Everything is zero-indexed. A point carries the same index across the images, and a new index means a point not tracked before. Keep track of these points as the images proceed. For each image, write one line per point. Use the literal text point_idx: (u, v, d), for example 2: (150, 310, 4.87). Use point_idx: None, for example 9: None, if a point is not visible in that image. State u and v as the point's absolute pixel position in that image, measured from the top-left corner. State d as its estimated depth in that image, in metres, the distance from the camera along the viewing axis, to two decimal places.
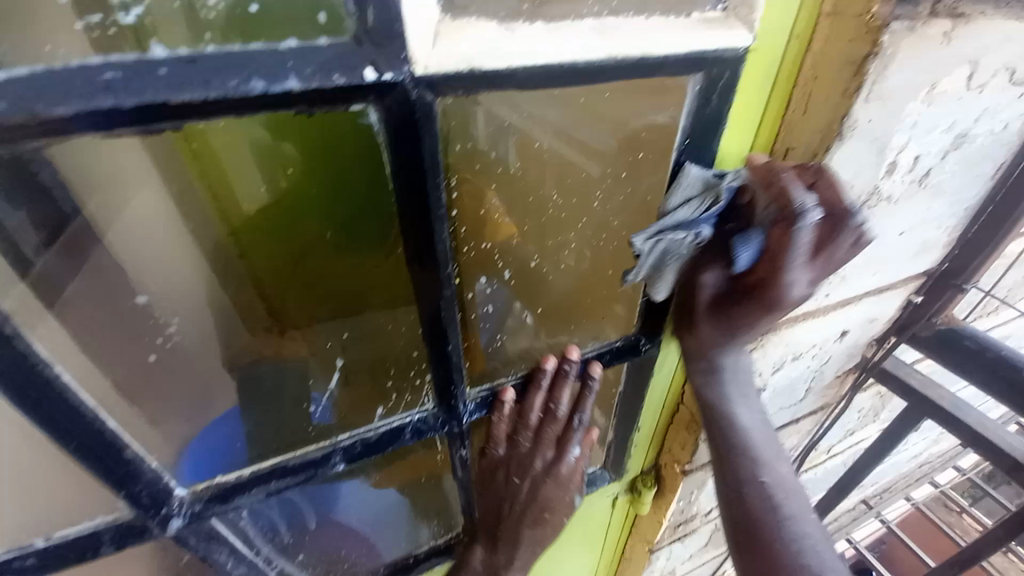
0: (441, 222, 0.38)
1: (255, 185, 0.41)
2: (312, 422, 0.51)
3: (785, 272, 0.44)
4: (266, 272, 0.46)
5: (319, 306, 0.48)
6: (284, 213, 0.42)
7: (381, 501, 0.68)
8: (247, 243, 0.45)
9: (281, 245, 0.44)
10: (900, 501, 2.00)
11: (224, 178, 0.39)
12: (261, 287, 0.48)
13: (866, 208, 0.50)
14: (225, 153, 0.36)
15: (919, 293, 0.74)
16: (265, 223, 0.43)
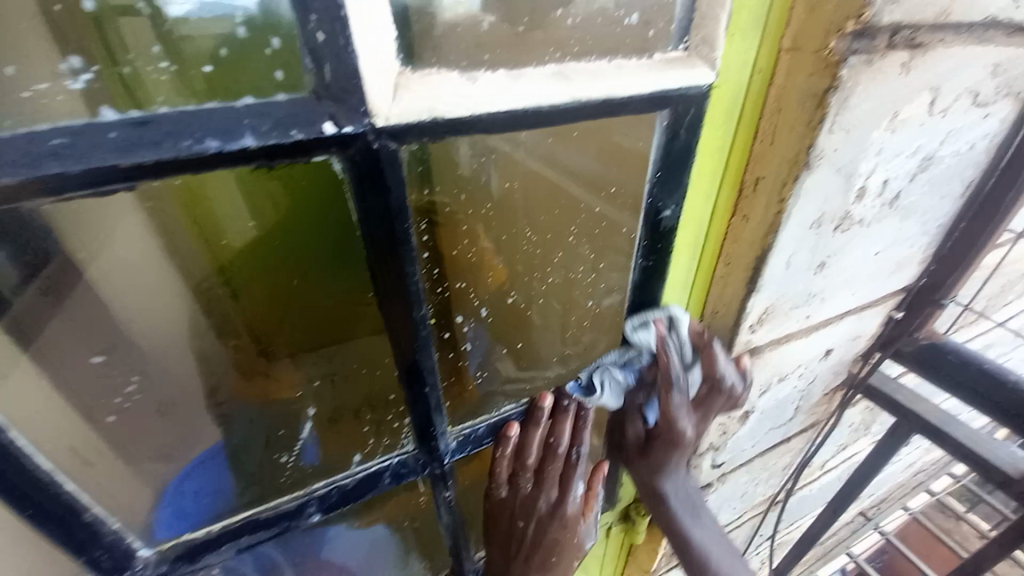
0: (413, 266, 0.38)
1: (241, 223, 0.37)
2: (302, 462, 0.49)
3: (675, 418, 0.55)
4: (258, 310, 0.42)
5: (308, 339, 0.45)
6: (278, 245, 0.39)
7: (368, 543, 0.66)
8: (239, 281, 0.40)
9: (275, 279, 0.41)
10: (898, 510, 1.99)
11: (214, 220, 0.35)
12: (255, 329, 0.43)
13: (840, 232, 0.51)
14: (217, 192, 0.33)
15: (900, 309, 0.74)
16: (251, 261, 0.39)
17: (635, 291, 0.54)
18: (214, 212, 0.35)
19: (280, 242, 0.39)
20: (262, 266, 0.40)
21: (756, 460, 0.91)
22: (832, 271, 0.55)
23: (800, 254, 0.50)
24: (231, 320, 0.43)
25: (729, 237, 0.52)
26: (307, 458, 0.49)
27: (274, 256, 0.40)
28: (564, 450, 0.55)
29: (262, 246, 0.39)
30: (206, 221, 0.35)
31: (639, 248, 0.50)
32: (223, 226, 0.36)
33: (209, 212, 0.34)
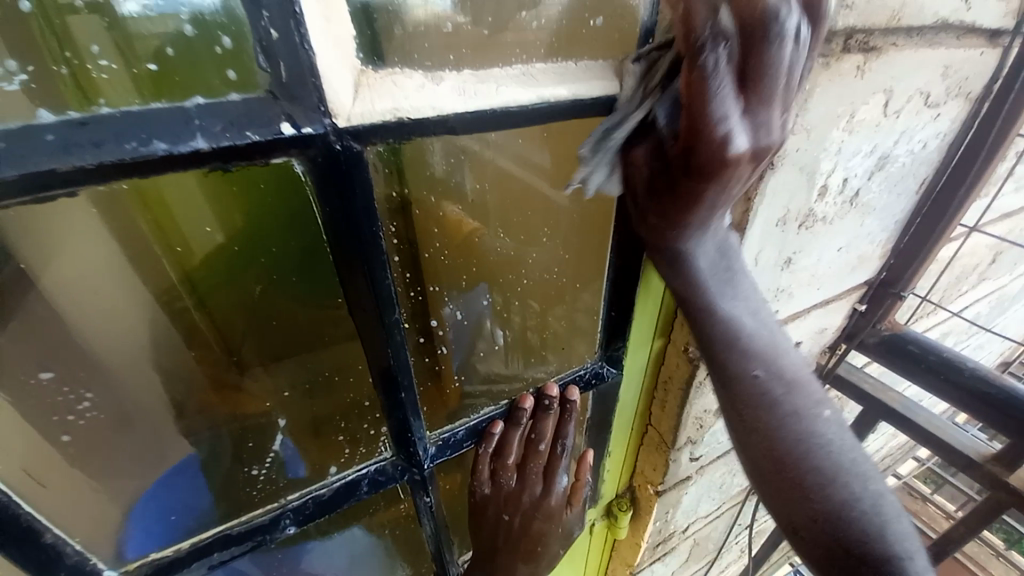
0: (383, 269, 0.37)
1: (209, 237, 0.37)
2: (283, 474, 0.48)
3: (712, 117, 0.32)
4: (224, 317, 0.42)
5: (279, 351, 0.44)
6: (244, 255, 0.38)
7: (350, 553, 0.65)
8: (203, 289, 0.40)
9: (241, 287, 0.40)
10: (869, 495, 2.06)
11: (174, 225, 0.35)
12: (222, 336, 0.42)
13: (804, 229, 0.52)
14: (176, 197, 0.32)
15: (863, 301, 0.77)
16: (215, 277, 0.39)
17: (612, 289, 0.54)
18: (174, 216, 0.34)
19: (246, 252, 0.38)
20: (226, 275, 0.39)
21: (732, 453, 0.92)
22: (798, 266, 0.56)
23: (767, 251, 0.51)
24: (196, 327, 0.42)
25: None
26: (295, 472, 0.48)
27: (239, 266, 0.39)
28: (545, 447, 0.59)
29: (227, 254, 0.38)
30: (166, 225, 0.35)
31: (613, 246, 0.51)
32: (184, 231, 0.36)
33: (169, 215, 0.34)
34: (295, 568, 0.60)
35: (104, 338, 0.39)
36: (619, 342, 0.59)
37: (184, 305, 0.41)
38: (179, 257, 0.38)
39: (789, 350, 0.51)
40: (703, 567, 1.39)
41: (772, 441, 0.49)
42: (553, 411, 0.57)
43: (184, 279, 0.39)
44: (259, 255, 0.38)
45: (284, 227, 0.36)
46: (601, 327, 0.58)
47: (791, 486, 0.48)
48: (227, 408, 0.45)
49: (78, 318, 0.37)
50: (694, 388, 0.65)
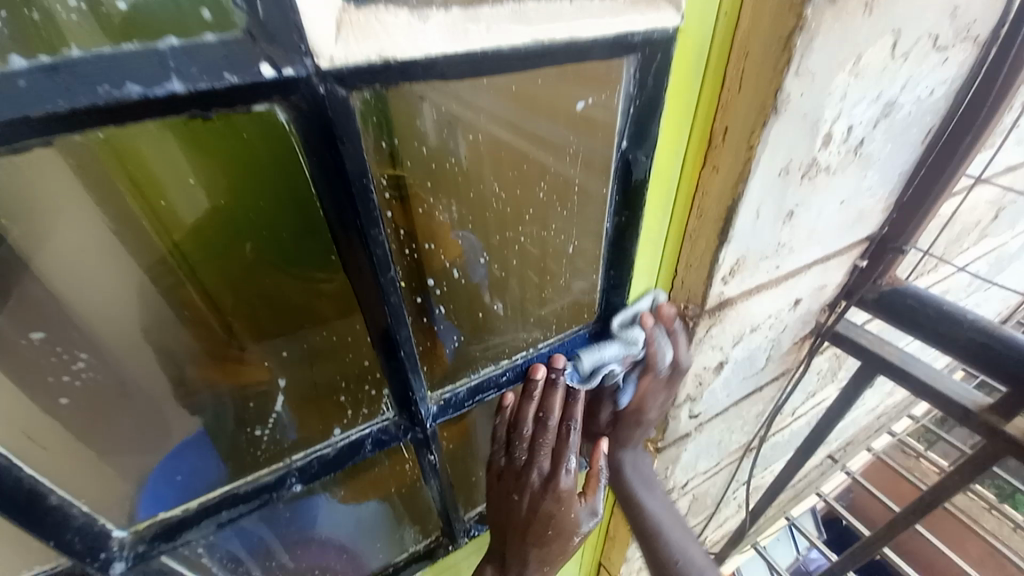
0: (376, 226, 0.36)
1: (196, 200, 0.35)
2: (285, 435, 0.49)
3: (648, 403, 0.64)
4: (217, 291, 0.40)
5: (278, 326, 0.44)
6: (235, 220, 0.37)
7: (360, 514, 0.67)
8: (195, 259, 0.38)
9: (232, 258, 0.39)
10: (864, 451, 2.11)
11: (154, 183, 0.33)
12: (218, 309, 0.41)
13: (807, 180, 0.51)
14: (154, 151, 0.31)
15: (863, 258, 0.77)
16: (205, 244, 0.37)
17: (609, 249, 0.53)
18: (153, 174, 0.33)
19: (238, 213, 0.37)
20: (217, 246, 0.38)
21: (730, 410, 0.94)
22: (800, 220, 0.56)
23: (769, 203, 0.50)
24: (191, 301, 0.40)
25: (699, 189, 0.51)
26: (288, 432, 0.49)
27: (229, 232, 0.37)
28: (555, 423, 0.57)
29: (216, 222, 0.37)
30: (146, 185, 0.33)
31: (611, 202, 0.49)
32: (170, 197, 0.34)
33: (146, 173, 0.32)
34: (305, 527, 0.62)
35: (105, 322, 0.38)
36: (617, 301, 0.59)
37: (177, 278, 0.38)
38: (167, 226, 0.36)
39: None
40: (701, 521, 1.44)
41: None
42: (560, 385, 0.57)
43: (174, 254, 0.37)
44: (252, 218, 0.37)
45: (282, 185, 0.36)
46: (599, 288, 0.58)
47: None
48: (224, 380, 0.44)
49: (78, 303, 0.36)
50: (695, 346, 0.63)
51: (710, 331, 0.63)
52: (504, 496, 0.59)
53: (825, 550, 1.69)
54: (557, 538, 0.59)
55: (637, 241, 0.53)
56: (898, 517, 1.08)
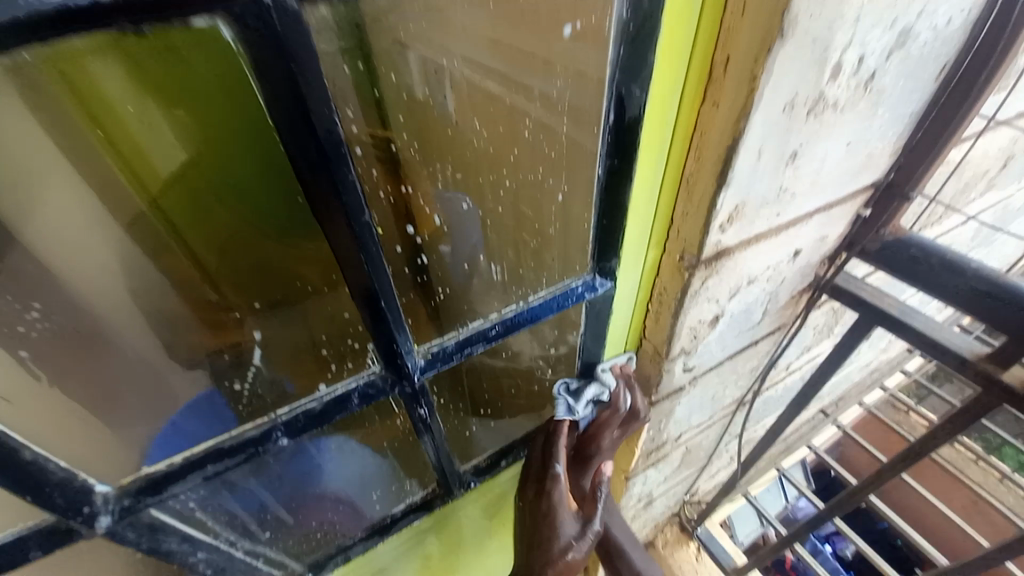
0: (344, 164, 0.34)
1: (164, 160, 0.45)
2: (284, 388, 0.51)
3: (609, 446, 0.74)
4: (201, 251, 0.51)
5: (259, 294, 0.53)
6: (202, 181, 0.48)
7: (362, 464, 0.69)
8: (175, 215, 0.49)
9: (214, 215, 0.50)
10: (856, 406, 2.15)
11: (138, 155, 0.44)
12: (199, 263, 0.51)
13: (812, 117, 0.48)
14: (145, 138, 0.43)
15: (867, 207, 0.74)
16: (179, 199, 0.48)
17: (603, 198, 0.50)
18: (132, 142, 0.43)
19: (204, 173, 0.47)
20: (191, 197, 0.48)
21: (724, 364, 0.94)
22: (803, 163, 0.53)
23: (772, 143, 0.47)
24: (174, 255, 0.51)
25: (698, 128, 0.48)
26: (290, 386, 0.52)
27: (201, 186, 0.48)
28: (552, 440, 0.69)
29: (185, 176, 0.47)
30: (131, 156, 0.44)
31: (604, 146, 0.46)
32: (146, 158, 0.44)
33: (130, 146, 0.43)
34: (298, 480, 0.63)
35: (96, 286, 0.48)
36: (611, 254, 0.56)
37: (162, 232, 0.50)
38: (147, 185, 0.46)
39: None
40: (693, 472, 1.48)
41: None
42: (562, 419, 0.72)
43: (154, 206, 0.48)
44: (206, 170, 0.47)
45: (233, 148, 0.45)
46: (591, 239, 0.55)
47: None
48: (217, 341, 0.53)
49: (66, 264, 0.45)
50: (689, 298, 0.62)
51: (705, 284, 0.61)
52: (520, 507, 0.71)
53: (813, 500, 1.75)
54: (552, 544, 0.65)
55: (632, 188, 0.50)
56: (888, 467, 1.09)
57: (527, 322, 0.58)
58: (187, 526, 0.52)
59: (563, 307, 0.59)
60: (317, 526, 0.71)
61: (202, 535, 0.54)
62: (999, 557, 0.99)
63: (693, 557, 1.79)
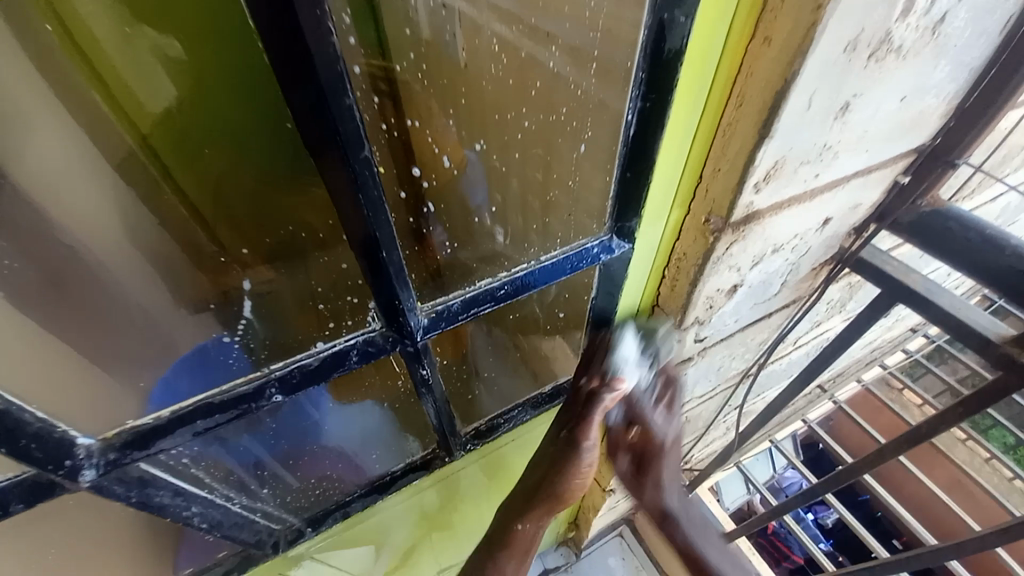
0: (340, 84, 0.30)
1: (153, 97, 0.40)
2: (296, 328, 0.48)
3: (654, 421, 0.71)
4: (196, 194, 0.45)
5: (252, 242, 0.47)
6: (194, 123, 0.42)
7: (364, 422, 0.67)
8: (166, 155, 0.43)
9: (205, 160, 0.44)
10: (852, 383, 2.14)
11: (123, 83, 0.39)
12: (192, 207, 0.46)
13: (872, 62, 0.43)
14: (131, 67, 0.38)
15: (907, 173, 0.71)
16: (172, 140, 0.42)
17: (629, 146, 0.46)
18: (115, 68, 0.38)
19: (196, 116, 0.42)
20: (188, 139, 0.43)
21: (735, 336, 0.91)
22: (852, 117, 0.48)
23: (825, 90, 0.42)
24: (169, 200, 0.45)
25: (744, 67, 0.42)
26: (286, 331, 0.48)
27: (200, 127, 0.42)
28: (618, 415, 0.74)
29: (181, 116, 0.42)
30: (116, 84, 0.39)
31: (635, 81, 0.41)
32: (134, 88, 0.39)
33: (113, 71, 0.38)
34: (296, 437, 0.61)
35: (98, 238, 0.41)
36: (631, 212, 0.52)
37: (155, 178, 0.44)
38: (135, 123, 0.41)
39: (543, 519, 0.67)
40: (690, 442, 1.49)
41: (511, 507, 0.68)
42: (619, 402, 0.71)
43: (144, 145, 0.42)
44: (201, 111, 0.41)
45: (223, 80, 0.39)
46: (612, 193, 0.51)
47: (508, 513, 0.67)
48: (208, 287, 0.48)
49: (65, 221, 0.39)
50: (711, 265, 0.58)
51: (729, 250, 0.57)
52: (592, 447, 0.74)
53: (804, 472, 1.77)
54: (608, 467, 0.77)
55: (663, 136, 0.45)
56: (889, 447, 1.07)
57: (538, 282, 0.55)
58: (180, 480, 0.51)
59: (578, 268, 0.56)
60: (316, 482, 0.70)
61: (198, 490, 0.53)
62: (992, 539, 0.98)
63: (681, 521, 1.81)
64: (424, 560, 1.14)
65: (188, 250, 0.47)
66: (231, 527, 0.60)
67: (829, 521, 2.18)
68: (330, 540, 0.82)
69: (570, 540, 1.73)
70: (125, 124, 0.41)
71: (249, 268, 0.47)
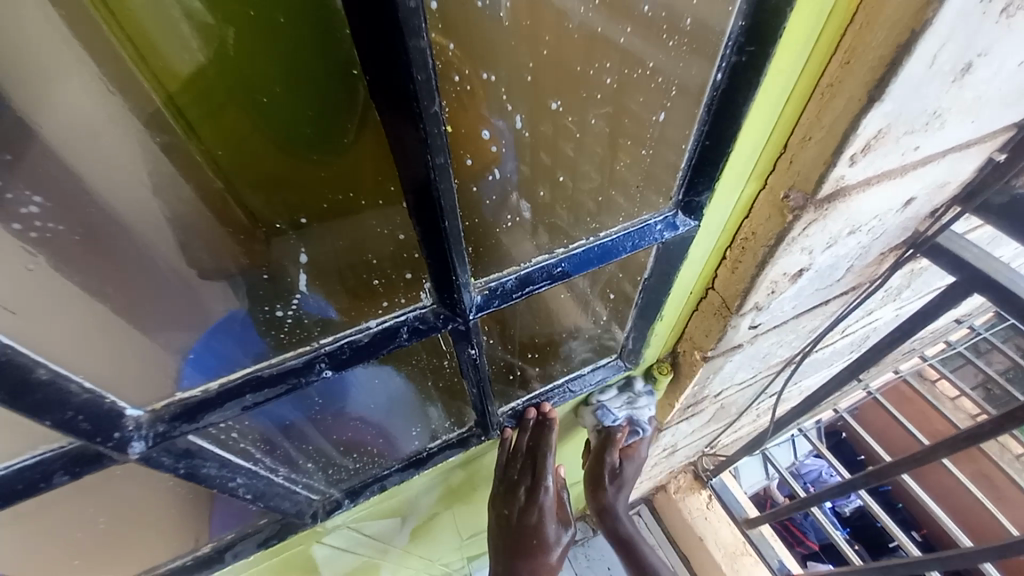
0: (411, 29, 0.27)
1: (177, 48, 0.32)
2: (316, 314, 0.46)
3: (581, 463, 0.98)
4: (224, 158, 0.38)
5: (307, 207, 0.41)
6: (231, 79, 0.34)
7: (402, 399, 0.65)
8: (192, 115, 0.35)
9: (241, 122, 0.37)
10: (890, 376, 2.05)
11: (144, 34, 0.31)
12: (222, 173, 0.39)
13: (1008, 14, 0.38)
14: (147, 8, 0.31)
15: (1004, 150, 0.64)
16: (201, 100, 0.35)
17: (712, 107, 0.43)
18: (137, 15, 0.31)
19: (231, 74, 0.34)
20: (215, 102, 0.35)
21: (787, 324, 0.86)
22: (971, 79, 0.43)
23: (952, 45, 0.38)
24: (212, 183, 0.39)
25: (860, 19, 0.39)
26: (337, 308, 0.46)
27: (233, 87, 0.35)
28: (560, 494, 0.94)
29: (212, 77, 0.34)
30: (142, 42, 0.32)
31: (733, 32, 0.39)
32: (157, 44, 0.32)
33: (133, 20, 0.31)
34: (339, 413, 0.61)
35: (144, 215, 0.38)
36: (701, 184, 0.50)
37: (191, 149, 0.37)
38: (161, 79, 0.33)
39: (507, 539, 0.86)
40: (718, 427, 1.45)
41: (496, 538, 0.87)
42: (535, 461, 0.80)
43: (172, 107, 0.35)
44: (238, 66, 0.34)
45: (274, 34, 0.33)
46: (687, 162, 0.48)
47: (500, 544, 0.87)
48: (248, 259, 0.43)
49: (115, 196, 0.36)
50: (783, 246, 0.54)
51: (806, 231, 0.53)
52: (525, 523, 0.85)
53: (833, 462, 1.72)
54: (536, 528, 0.85)
55: (755, 94, 0.43)
56: (939, 447, 1.00)
57: (596, 257, 0.52)
58: (226, 453, 0.50)
59: (637, 247, 0.53)
60: (355, 459, 0.69)
61: (243, 461, 0.53)
62: None
63: (703, 504, 1.78)
64: (447, 531, 1.14)
65: (230, 217, 0.41)
66: (274, 497, 0.60)
67: (847, 509, 2.10)
68: (364, 512, 0.82)
69: (588, 517, 1.72)
70: (149, 80, 0.33)
71: (297, 241, 0.43)
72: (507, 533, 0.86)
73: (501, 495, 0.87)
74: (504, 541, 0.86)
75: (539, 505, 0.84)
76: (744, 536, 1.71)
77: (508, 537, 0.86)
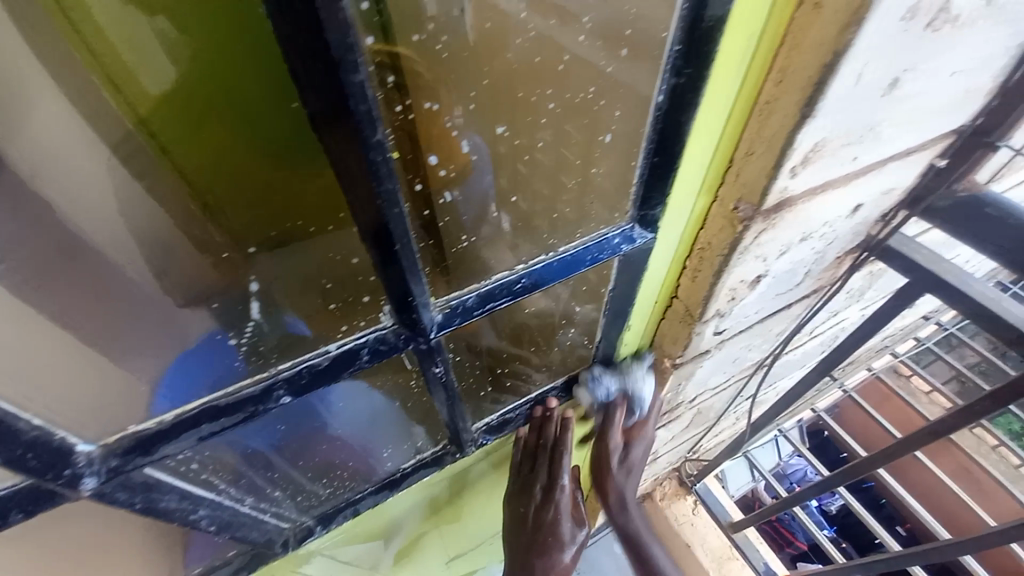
0: (349, 63, 0.28)
1: (151, 69, 0.33)
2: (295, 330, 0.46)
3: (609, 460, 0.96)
4: (202, 178, 0.38)
5: (258, 235, 0.41)
6: (207, 97, 0.35)
7: (374, 420, 0.64)
8: (167, 137, 0.36)
9: (220, 140, 0.37)
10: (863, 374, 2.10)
11: (117, 59, 0.32)
12: (197, 195, 0.38)
13: (927, 32, 0.41)
14: (117, 33, 0.31)
15: (944, 156, 0.67)
16: (177, 120, 0.35)
17: (657, 125, 0.45)
18: (110, 39, 0.31)
19: (207, 92, 0.35)
20: (192, 118, 0.36)
21: (754, 327, 0.88)
22: (899, 93, 0.46)
23: (876, 63, 0.41)
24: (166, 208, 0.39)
25: (789, 41, 0.41)
26: (295, 333, 0.46)
27: (210, 104, 0.35)
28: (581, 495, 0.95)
29: (188, 96, 0.35)
30: (114, 66, 0.32)
31: (670, 56, 0.40)
32: (130, 66, 0.32)
33: (105, 43, 0.31)
34: (308, 437, 0.60)
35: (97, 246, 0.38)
36: (654, 199, 0.51)
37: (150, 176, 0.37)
38: (133, 103, 0.34)
39: (522, 536, 0.88)
40: (699, 432, 1.47)
41: (510, 534, 0.90)
42: (552, 458, 0.81)
43: (145, 131, 0.35)
44: (214, 84, 0.35)
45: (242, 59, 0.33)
46: (638, 177, 0.50)
47: (513, 541, 0.89)
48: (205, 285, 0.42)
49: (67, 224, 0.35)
50: (737, 255, 0.56)
51: (758, 239, 0.55)
52: (540, 521, 0.86)
53: (812, 461, 1.75)
54: (550, 527, 0.86)
55: (694, 113, 0.44)
56: (909, 441, 1.03)
57: (554, 275, 0.53)
58: (188, 485, 0.49)
59: (597, 260, 0.55)
60: (328, 482, 0.68)
61: (205, 492, 0.52)
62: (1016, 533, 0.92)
63: (689, 510, 1.80)
64: (431, 552, 1.13)
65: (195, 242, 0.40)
66: (240, 527, 0.59)
67: (834, 507, 2.14)
68: (342, 537, 0.81)
69: None
70: (120, 104, 0.33)
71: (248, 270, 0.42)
72: (521, 530, 0.88)
73: (517, 494, 0.89)
74: (517, 538, 0.89)
75: (554, 505, 0.85)
76: (731, 539, 1.73)
77: (522, 533, 0.88)
